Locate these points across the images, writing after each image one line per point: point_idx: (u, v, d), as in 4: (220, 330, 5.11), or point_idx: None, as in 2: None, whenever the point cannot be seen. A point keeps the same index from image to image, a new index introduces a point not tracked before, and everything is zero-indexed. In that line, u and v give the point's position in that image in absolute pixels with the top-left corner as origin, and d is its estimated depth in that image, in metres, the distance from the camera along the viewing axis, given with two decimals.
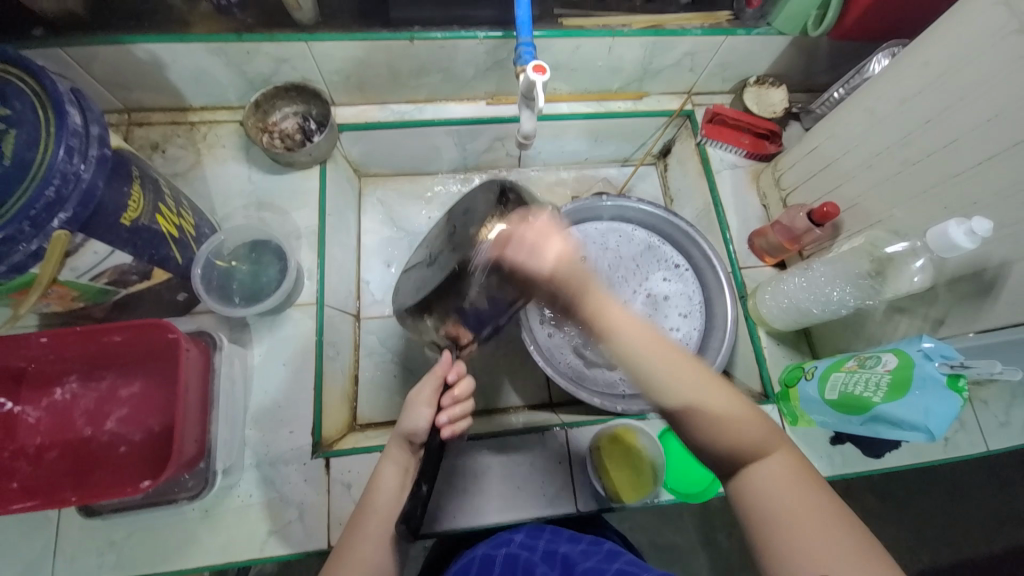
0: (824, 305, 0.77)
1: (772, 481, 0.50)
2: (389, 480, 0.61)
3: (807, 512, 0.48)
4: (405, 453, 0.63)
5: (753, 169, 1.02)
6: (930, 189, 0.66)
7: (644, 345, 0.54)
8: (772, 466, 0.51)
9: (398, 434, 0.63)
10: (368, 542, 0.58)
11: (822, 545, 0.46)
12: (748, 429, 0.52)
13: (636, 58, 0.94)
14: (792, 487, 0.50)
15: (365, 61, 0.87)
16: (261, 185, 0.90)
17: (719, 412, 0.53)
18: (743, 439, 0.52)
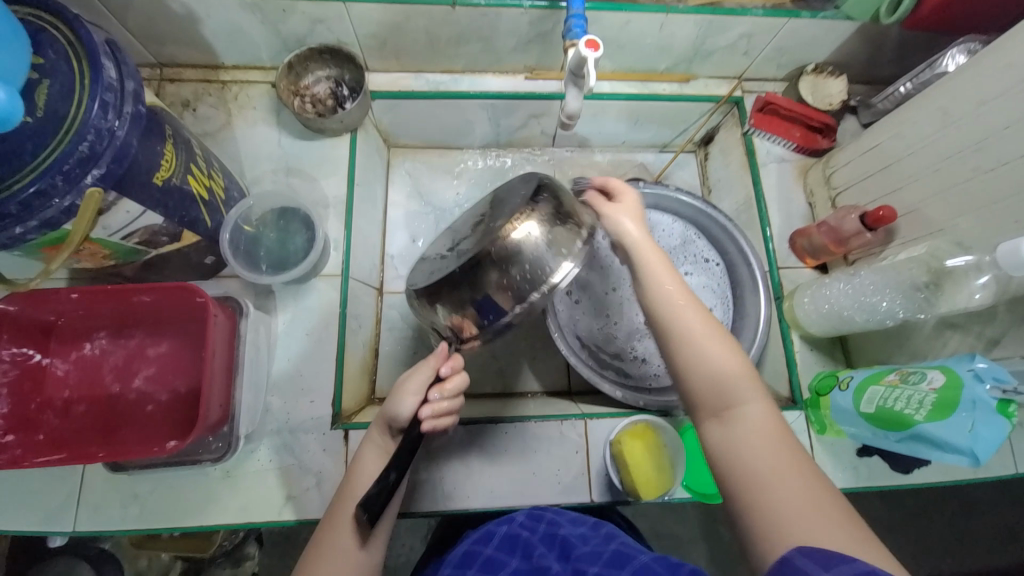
0: (870, 315, 0.73)
1: (744, 435, 0.51)
2: (370, 464, 0.61)
3: (774, 468, 0.48)
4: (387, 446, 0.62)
5: (801, 164, 0.96)
6: (1003, 200, 0.61)
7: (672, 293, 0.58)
8: (750, 419, 0.51)
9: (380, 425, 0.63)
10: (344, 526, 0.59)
11: (786, 497, 0.46)
12: (733, 375, 0.53)
13: (688, 37, 0.88)
14: (769, 442, 0.50)
15: (404, 27, 0.83)
16: (291, 150, 0.88)
17: (714, 355, 0.55)
18: (726, 387, 0.53)
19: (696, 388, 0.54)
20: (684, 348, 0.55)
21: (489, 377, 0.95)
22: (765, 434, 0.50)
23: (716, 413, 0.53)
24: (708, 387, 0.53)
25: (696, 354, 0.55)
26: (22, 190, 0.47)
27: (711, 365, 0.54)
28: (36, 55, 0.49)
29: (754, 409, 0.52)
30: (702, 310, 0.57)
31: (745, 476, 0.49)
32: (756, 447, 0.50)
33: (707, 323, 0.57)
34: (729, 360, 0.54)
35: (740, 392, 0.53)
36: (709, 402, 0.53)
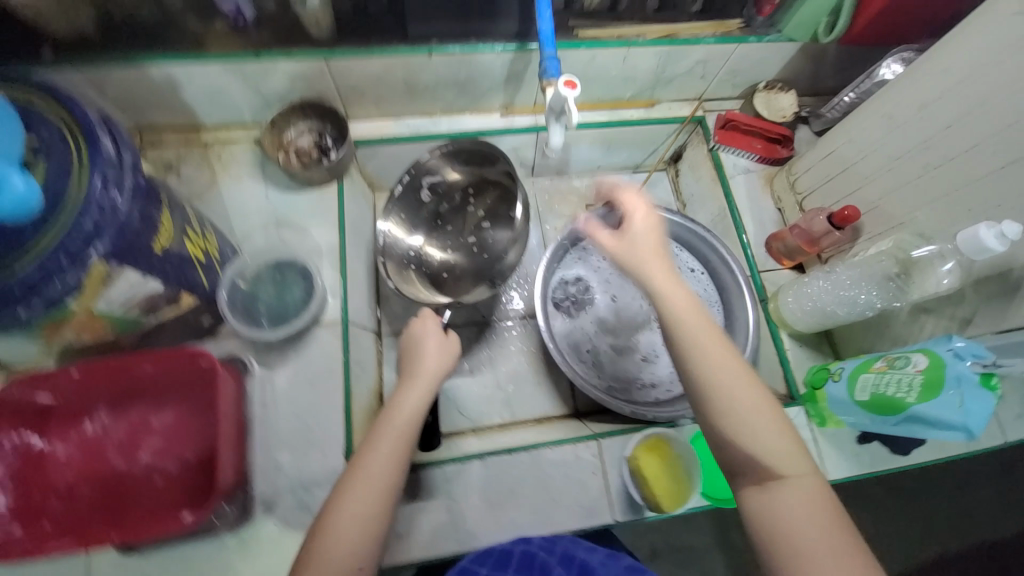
0: (851, 307, 0.77)
1: (791, 501, 0.51)
2: (414, 399, 0.66)
3: (823, 538, 0.48)
4: (430, 388, 0.69)
5: (766, 173, 1.03)
6: (953, 192, 0.67)
7: (701, 337, 0.56)
8: (797, 489, 0.51)
9: (425, 368, 0.70)
10: (389, 450, 0.61)
11: (832, 565, 0.47)
12: (780, 449, 0.53)
13: (650, 67, 0.95)
14: (815, 513, 0.50)
15: (384, 77, 0.87)
16: (278, 203, 0.89)
17: (751, 414, 0.54)
18: (769, 461, 0.52)
19: (738, 458, 0.54)
20: (733, 421, 0.54)
21: (496, 407, 0.95)
22: (815, 505, 0.50)
23: (756, 479, 0.52)
24: (757, 457, 0.53)
25: (741, 423, 0.53)
26: (25, 272, 0.47)
27: (758, 436, 0.53)
28: (31, 135, 0.50)
29: (796, 480, 0.52)
30: (742, 370, 0.55)
31: (787, 543, 0.49)
32: (805, 515, 0.50)
33: (742, 377, 0.55)
34: (776, 431, 0.53)
35: (785, 462, 0.52)
36: (754, 472, 0.53)
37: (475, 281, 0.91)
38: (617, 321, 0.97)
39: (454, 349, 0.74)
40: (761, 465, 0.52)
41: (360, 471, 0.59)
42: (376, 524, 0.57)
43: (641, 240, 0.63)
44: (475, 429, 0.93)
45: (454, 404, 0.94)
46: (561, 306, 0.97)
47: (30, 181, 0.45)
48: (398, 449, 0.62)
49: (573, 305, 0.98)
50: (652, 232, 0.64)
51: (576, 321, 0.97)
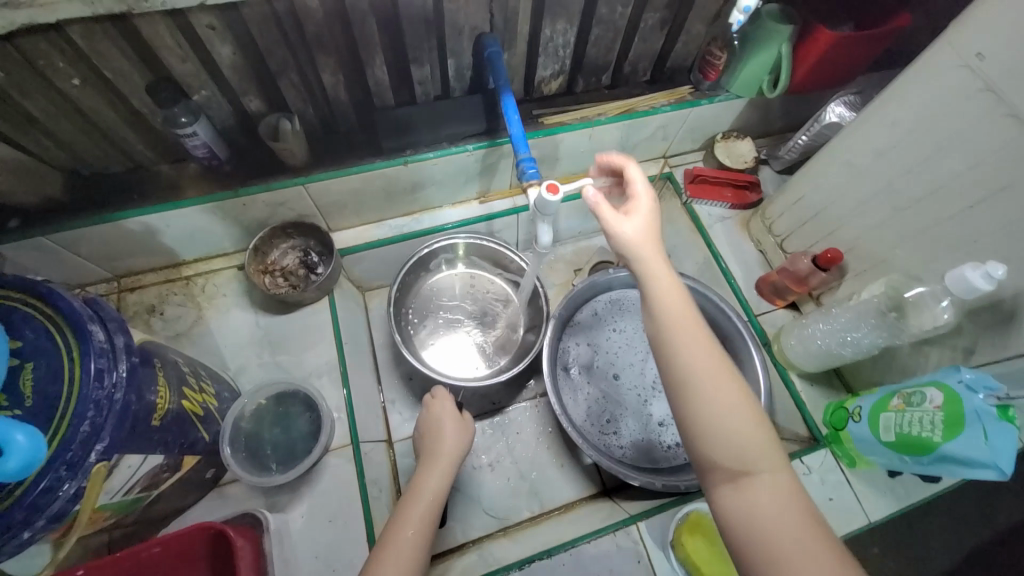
0: (854, 347, 0.79)
1: (760, 498, 0.48)
2: (437, 480, 0.70)
3: (796, 537, 0.45)
4: (449, 465, 0.73)
5: (741, 218, 1.07)
6: (928, 230, 0.70)
7: (677, 318, 0.54)
8: (767, 484, 0.48)
9: (445, 446, 0.75)
10: (414, 525, 0.63)
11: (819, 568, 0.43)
12: (754, 440, 0.50)
13: (615, 138, 0.99)
14: (795, 513, 0.47)
15: (362, 190, 0.88)
16: (271, 329, 0.87)
17: (725, 402, 0.51)
18: (745, 454, 0.49)
19: (708, 453, 0.51)
20: (698, 414, 0.51)
21: (523, 499, 0.92)
22: (789, 503, 0.47)
23: (730, 474, 0.49)
24: (727, 452, 0.50)
25: (711, 413, 0.51)
26: (26, 492, 0.44)
27: (728, 426, 0.50)
28: (13, 338, 0.48)
29: (774, 475, 0.49)
30: (714, 354, 0.54)
31: (765, 544, 0.46)
32: (777, 511, 0.47)
33: (720, 367, 0.53)
34: (748, 420, 0.51)
35: (755, 453, 0.50)
36: (725, 466, 0.50)
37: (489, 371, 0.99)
38: (627, 388, 0.97)
39: (467, 426, 0.80)
40: (734, 456, 0.50)
41: (386, 550, 0.61)
42: None
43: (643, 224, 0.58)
44: (506, 527, 0.89)
45: (479, 504, 0.91)
46: (565, 378, 0.97)
47: (33, 431, 0.42)
48: (422, 521, 0.64)
49: (575, 373, 0.98)
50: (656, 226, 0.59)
51: (583, 391, 0.97)
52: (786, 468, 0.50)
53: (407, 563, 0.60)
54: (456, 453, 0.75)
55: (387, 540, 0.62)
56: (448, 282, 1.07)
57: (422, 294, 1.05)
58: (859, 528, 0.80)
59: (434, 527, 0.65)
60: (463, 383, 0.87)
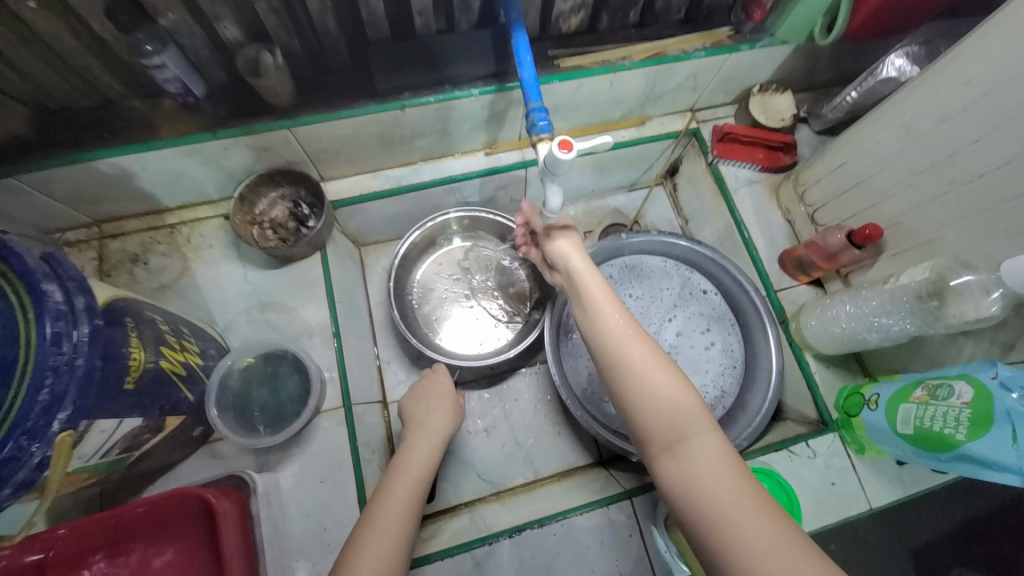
0: (882, 333, 0.73)
1: (695, 463, 0.49)
2: (422, 452, 0.70)
3: (733, 496, 0.46)
4: (434, 441, 0.73)
5: (770, 183, 0.96)
6: (988, 210, 0.62)
7: (600, 307, 0.61)
8: (702, 449, 0.50)
9: (432, 425, 0.75)
10: (395, 501, 0.62)
11: (748, 521, 0.45)
12: (683, 406, 0.53)
13: (638, 87, 0.89)
14: (723, 469, 0.48)
15: (356, 136, 0.80)
16: (260, 284, 0.83)
17: (652, 376, 0.55)
18: (674, 420, 0.52)
19: (646, 427, 0.53)
20: (633, 394, 0.55)
21: (518, 465, 0.91)
22: (721, 462, 0.49)
23: (660, 442, 0.52)
24: (657, 420, 0.53)
25: (646, 389, 0.54)
26: None
27: (663, 398, 0.53)
28: None
29: (704, 436, 0.51)
30: (648, 343, 0.58)
31: (704, 506, 0.47)
32: (710, 474, 0.48)
33: (643, 345, 0.57)
34: (680, 391, 0.54)
35: (690, 422, 0.52)
36: (660, 436, 0.53)
37: (490, 339, 0.97)
38: None
39: (457, 407, 0.80)
40: (663, 422, 0.53)
41: (369, 525, 0.59)
42: None
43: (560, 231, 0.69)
44: (499, 492, 0.88)
45: (473, 467, 0.90)
46: (565, 344, 0.93)
47: None
48: (407, 494, 0.63)
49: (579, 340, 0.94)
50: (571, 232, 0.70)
51: (582, 359, 0.92)
52: (715, 428, 0.52)
53: (392, 537, 0.58)
54: (446, 435, 0.75)
55: (371, 513, 0.60)
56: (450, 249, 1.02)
57: (425, 261, 1.01)
58: (860, 514, 0.78)
59: (422, 504, 0.64)
60: (466, 363, 0.87)
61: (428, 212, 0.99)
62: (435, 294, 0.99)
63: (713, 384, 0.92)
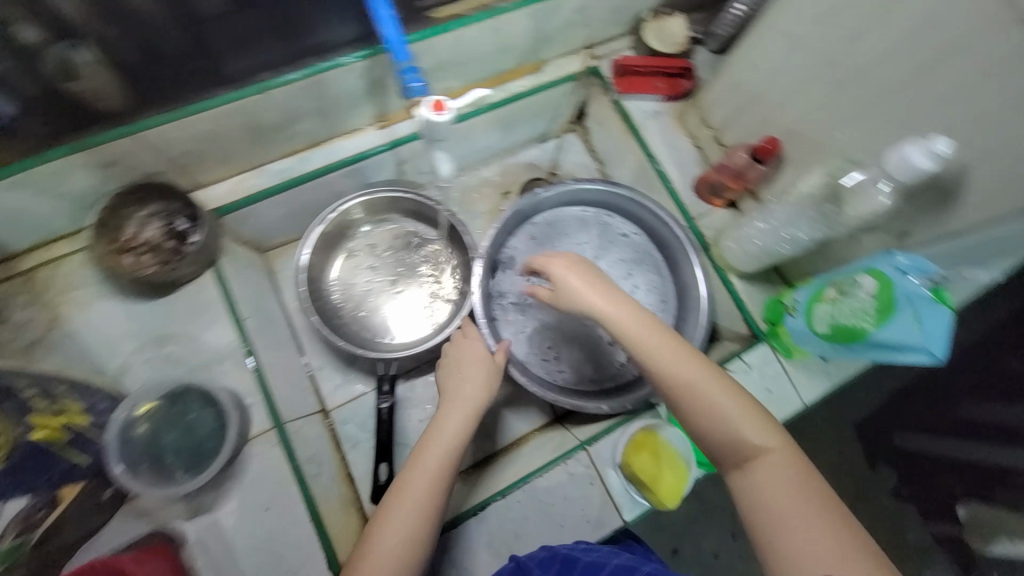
0: (792, 243, 0.76)
1: (764, 480, 0.50)
2: (454, 422, 0.67)
3: (805, 517, 0.47)
4: (473, 404, 0.70)
5: (677, 111, 0.94)
6: (869, 105, 0.63)
7: (652, 333, 0.58)
8: (771, 464, 0.50)
9: (465, 386, 0.71)
10: (421, 478, 0.61)
11: (815, 539, 0.45)
12: (749, 425, 0.52)
13: (525, 30, 0.83)
14: (794, 487, 0.49)
15: (220, 131, 0.71)
16: (150, 317, 0.74)
17: (715, 397, 0.54)
18: (741, 442, 0.52)
19: (709, 444, 0.54)
20: (690, 413, 0.54)
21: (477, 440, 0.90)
22: (792, 480, 0.49)
23: (730, 460, 0.52)
24: (727, 442, 0.52)
25: (710, 415, 0.53)
26: None
27: (724, 423, 0.53)
28: None
29: (774, 456, 0.51)
30: (707, 366, 0.56)
31: (771, 526, 0.48)
32: (780, 492, 0.49)
33: (703, 367, 0.55)
34: (744, 413, 0.53)
35: (755, 437, 0.52)
36: (729, 455, 0.53)
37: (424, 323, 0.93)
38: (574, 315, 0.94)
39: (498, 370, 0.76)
40: (730, 442, 0.52)
41: (395, 500, 0.60)
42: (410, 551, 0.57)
43: (567, 270, 0.64)
44: (462, 471, 0.88)
45: None
46: (500, 313, 0.93)
47: None
48: (431, 469, 0.62)
49: (515, 306, 0.94)
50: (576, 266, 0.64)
51: (521, 324, 0.93)
52: (787, 446, 0.51)
53: (414, 512, 0.59)
54: (480, 394, 0.71)
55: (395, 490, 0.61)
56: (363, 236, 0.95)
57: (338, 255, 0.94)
58: (796, 412, 0.83)
59: (450, 470, 0.63)
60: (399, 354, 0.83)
61: (329, 201, 0.91)
62: (357, 287, 0.94)
63: None
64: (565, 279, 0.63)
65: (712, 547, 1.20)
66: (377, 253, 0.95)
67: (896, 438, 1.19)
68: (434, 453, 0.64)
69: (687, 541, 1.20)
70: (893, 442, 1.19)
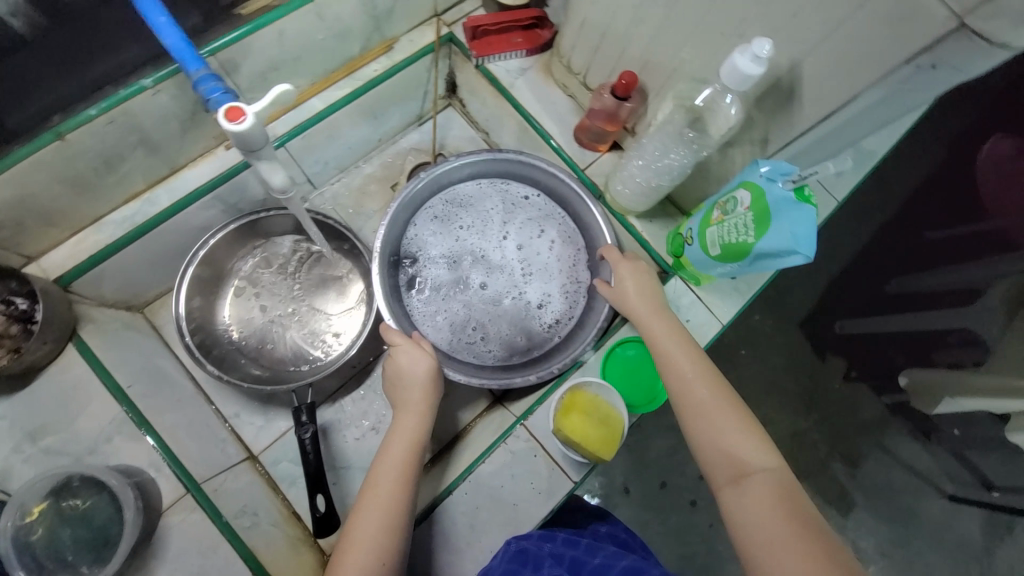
0: (670, 175, 0.75)
1: (757, 497, 0.53)
2: (409, 427, 0.67)
3: (783, 531, 0.50)
4: (424, 416, 0.69)
5: (542, 64, 0.92)
6: (701, 20, 0.62)
7: (679, 352, 0.66)
8: (766, 483, 0.54)
9: (416, 390, 0.70)
10: (385, 487, 0.62)
11: (788, 551, 0.48)
12: (747, 443, 0.57)
13: (357, 10, 0.77)
14: (779, 505, 0.52)
15: (26, 191, 0.62)
16: (11, 414, 0.65)
17: (718, 417, 0.59)
18: (736, 457, 0.56)
19: (710, 459, 0.58)
20: (704, 428, 0.59)
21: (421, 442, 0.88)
22: (779, 498, 0.52)
23: (724, 473, 0.57)
24: (724, 459, 0.57)
25: (710, 432, 0.59)
26: None
27: (722, 442, 0.58)
28: None
29: (764, 475, 0.55)
30: (718, 388, 0.62)
31: (751, 534, 0.51)
32: (771, 509, 0.52)
33: (712, 388, 0.62)
34: (745, 437, 0.58)
35: (756, 458, 0.56)
36: (723, 469, 0.57)
37: (337, 340, 0.88)
38: (495, 289, 0.91)
39: (440, 377, 0.74)
40: (726, 456, 0.57)
41: (359, 512, 0.60)
42: (370, 556, 0.57)
43: (628, 278, 0.76)
44: None
45: None
46: (416, 307, 0.89)
47: None
48: (392, 476, 0.63)
49: (431, 296, 0.90)
50: (645, 284, 0.75)
51: (439, 313, 0.90)
52: (781, 471, 0.55)
53: (378, 518, 0.59)
54: (428, 392, 0.71)
55: (360, 502, 0.61)
56: (249, 266, 0.89)
57: (224, 290, 0.87)
58: (715, 334, 0.85)
59: (411, 473, 0.64)
60: (312, 377, 0.78)
61: (198, 239, 0.83)
62: (254, 319, 0.88)
63: (567, 278, 0.92)
64: (620, 284, 0.76)
65: (695, 470, 1.25)
66: (267, 280, 0.90)
67: (837, 325, 1.27)
68: (393, 459, 0.64)
69: (672, 471, 1.25)
70: (835, 330, 1.27)
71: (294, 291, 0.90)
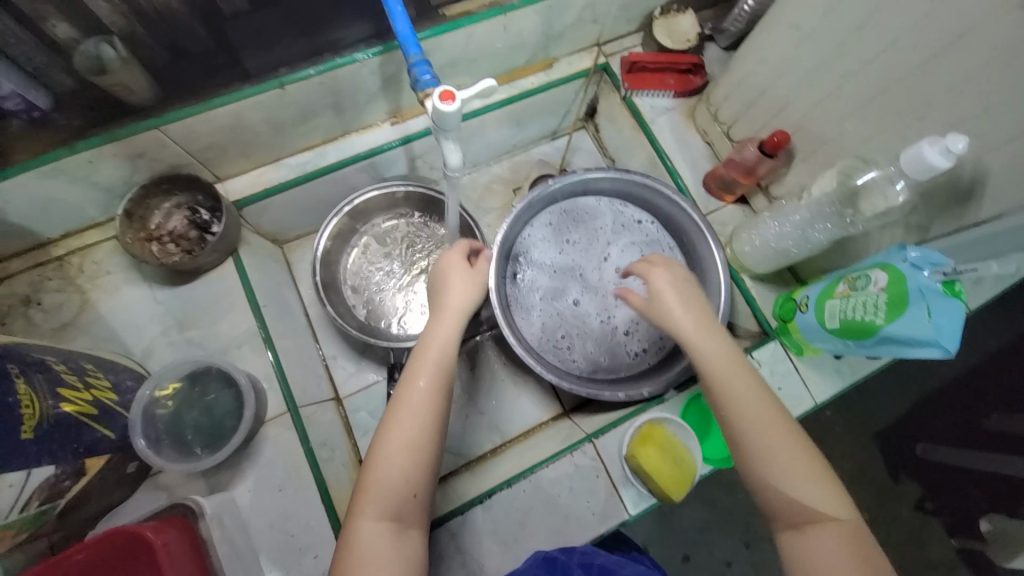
0: (804, 244, 0.75)
1: (828, 546, 0.52)
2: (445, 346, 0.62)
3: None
4: (459, 324, 0.64)
5: (686, 108, 0.95)
6: (877, 97, 0.63)
7: (733, 375, 0.60)
8: (837, 532, 0.52)
9: (455, 307, 0.65)
10: (416, 416, 0.57)
11: None
12: (819, 489, 0.54)
13: (534, 28, 0.84)
14: (854, 559, 0.51)
15: (240, 125, 0.74)
16: (171, 303, 0.78)
17: (786, 457, 0.55)
18: (807, 503, 0.53)
19: (775, 501, 0.55)
20: (774, 470, 0.55)
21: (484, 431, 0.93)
22: (850, 551, 0.51)
23: (791, 516, 0.54)
24: (795, 505, 0.54)
25: (780, 471, 0.55)
26: None
27: (792, 487, 0.54)
28: None
29: (837, 524, 0.53)
30: (789, 426, 0.57)
31: None
32: (840, 563, 0.51)
33: (784, 424, 0.57)
34: (819, 482, 0.54)
35: (828, 504, 0.53)
36: (790, 512, 0.54)
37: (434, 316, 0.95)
38: (589, 306, 0.94)
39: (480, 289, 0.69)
40: (794, 500, 0.54)
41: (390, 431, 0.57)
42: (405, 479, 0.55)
43: (672, 289, 0.68)
44: (472, 460, 0.90)
45: None
46: (516, 301, 0.94)
47: None
48: (426, 401, 0.58)
49: (530, 295, 0.95)
50: (684, 293, 0.68)
51: (535, 314, 0.94)
52: (854, 523, 0.53)
53: (408, 446, 0.56)
54: (463, 308, 0.66)
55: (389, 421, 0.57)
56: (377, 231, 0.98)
57: (351, 248, 0.97)
58: (806, 411, 0.81)
59: (445, 398, 0.60)
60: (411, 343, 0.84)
61: (346, 197, 0.94)
62: (367, 278, 0.96)
63: None
64: (661, 293, 0.68)
65: (726, 553, 1.18)
66: (389, 246, 0.98)
67: (919, 448, 1.16)
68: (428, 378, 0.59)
69: (709, 541, 1.19)
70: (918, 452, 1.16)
71: (409, 262, 0.98)
